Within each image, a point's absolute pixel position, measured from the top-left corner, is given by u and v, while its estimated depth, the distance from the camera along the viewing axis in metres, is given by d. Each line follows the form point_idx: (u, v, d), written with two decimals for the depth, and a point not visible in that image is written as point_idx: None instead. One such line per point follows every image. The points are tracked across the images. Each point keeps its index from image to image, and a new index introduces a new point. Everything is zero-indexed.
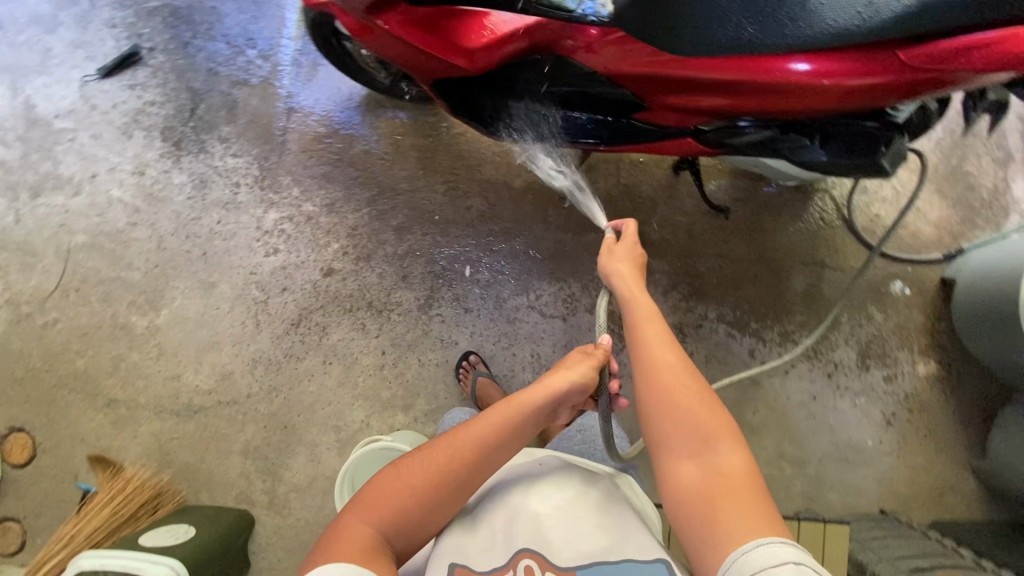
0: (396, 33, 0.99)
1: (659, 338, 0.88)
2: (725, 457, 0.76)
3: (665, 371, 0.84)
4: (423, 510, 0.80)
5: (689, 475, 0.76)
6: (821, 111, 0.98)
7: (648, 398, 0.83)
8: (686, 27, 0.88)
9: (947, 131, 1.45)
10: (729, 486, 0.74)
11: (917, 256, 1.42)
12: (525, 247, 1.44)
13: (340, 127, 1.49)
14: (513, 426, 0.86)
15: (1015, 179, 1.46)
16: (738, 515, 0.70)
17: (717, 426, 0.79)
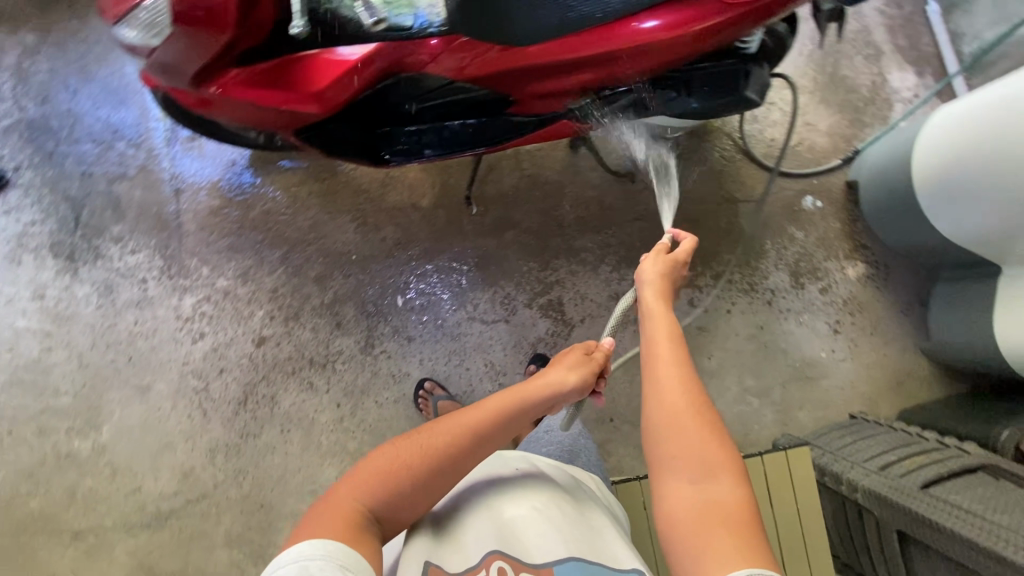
0: (239, 96, 0.97)
1: (676, 357, 0.81)
2: (727, 489, 0.70)
3: (683, 394, 0.78)
4: (417, 492, 0.77)
5: (683, 500, 0.71)
6: (672, 63, 1.01)
7: (659, 421, 0.77)
8: (519, 16, 0.91)
9: (815, 43, 1.49)
10: (724, 517, 0.68)
11: (818, 168, 1.46)
12: (449, 261, 1.43)
13: (232, 194, 1.45)
14: (512, 418, 0.84)
15: (890, 71, 1.51)
16: (730, 550, 0.64)
17: (718, 457, 0.73)
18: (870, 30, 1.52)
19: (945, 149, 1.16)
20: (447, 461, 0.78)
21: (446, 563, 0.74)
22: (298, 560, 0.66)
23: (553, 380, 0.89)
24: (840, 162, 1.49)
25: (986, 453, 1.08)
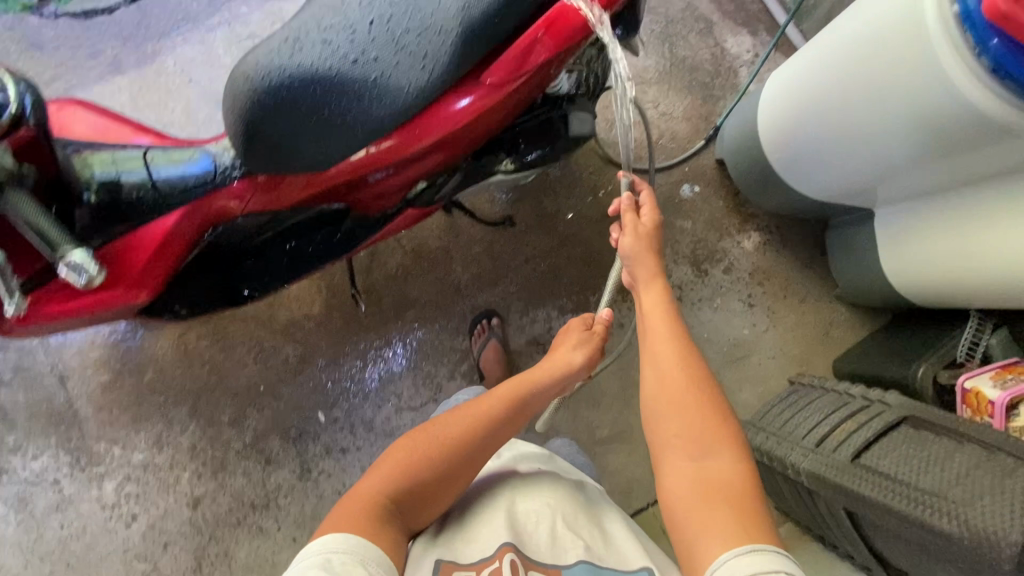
0: (58, 311, 0.93)
1: (672, 336, 0.83)
2: (729, 464, 0.72)
3: (677, 368, 0.80)
4: (436, 482, 0.76)
5: (684, 475, 0.72)
6: (484, 134, 0.96)
7: (656, 397, 0.79)
8: (299, 142, 0.83)
9: (644, 36, 1.50)
10: (727, 493, 0.69)
11: (686, 154, 1.46)
12: (359, 361, 1.38)
13: (120, 364, 1.38)
14: (527, 397, 0.85)
15: (726, 38, 1.51)
16: (734, 523, 0.66)
17: (717, 433, 0.74)
18: (694, 3, 1.52)
19: (790, 109, 1.09)
20: (464, 443, 0.78)
21: (459, 556, 0.71)
22: (323, 552, 0.65)
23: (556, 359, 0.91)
24: (706, 140, 1.49)
25: (907, 401, 1.07)
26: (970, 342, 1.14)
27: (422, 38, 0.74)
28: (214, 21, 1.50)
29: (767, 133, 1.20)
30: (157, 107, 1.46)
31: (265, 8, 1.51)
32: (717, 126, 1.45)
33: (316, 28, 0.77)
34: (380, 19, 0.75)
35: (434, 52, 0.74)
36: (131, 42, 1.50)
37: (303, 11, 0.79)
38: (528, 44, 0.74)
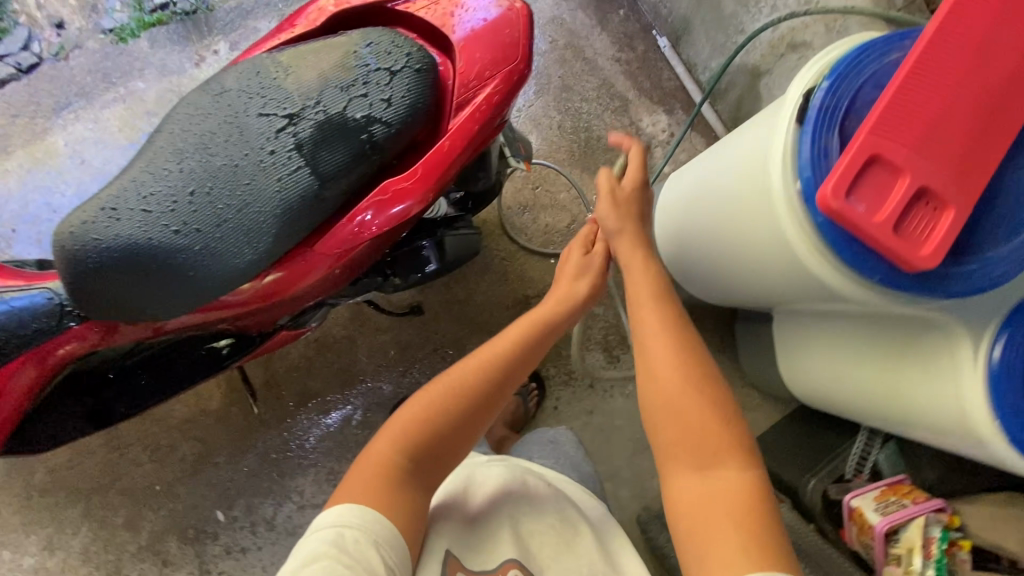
0: None
1: (661, 321, 0.80)
2: (739, 475, 0.68)
3: (663, 368, 0.76)
4: (457, 429, 0.79)
5: (689, 490, 0.69)
6: (331, 285, 0.91)
7: (652, 401, 0.75)
8: (131, 308, 0.76)
9: (557, 117, 1.47)
10: (728, 507, 0.66)
11: None
12: (260, 457, 1.34)
13: (11, 463, 1.34)
14: (538, 338, 0.86)
15: (642, 117, 1.48)
16: (745, 536, 0.64)
17: (716, 442, 0.70)
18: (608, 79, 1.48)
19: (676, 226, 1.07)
20: (480, 393, 0.80)
21: (465, 558, 0.77)
22: (336, 531, 0.68)
23: (559, 288, 0.91)
24: None
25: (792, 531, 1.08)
26: (859, 455, 1.15)
27: (244, 216, 0.71)
28: (109, 97, 1.44)
29: (657, 244, 1.16)
30: (45, 190, 1.40)
31: (162, 83, 1.45)
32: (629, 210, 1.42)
33: (135, 196, 0.73)
34: (200, 191, 0.71)
35: (259, 229, 0.71)
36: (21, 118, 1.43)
37: (123, 176, 0.74)
38: (358, 221, 0.71)
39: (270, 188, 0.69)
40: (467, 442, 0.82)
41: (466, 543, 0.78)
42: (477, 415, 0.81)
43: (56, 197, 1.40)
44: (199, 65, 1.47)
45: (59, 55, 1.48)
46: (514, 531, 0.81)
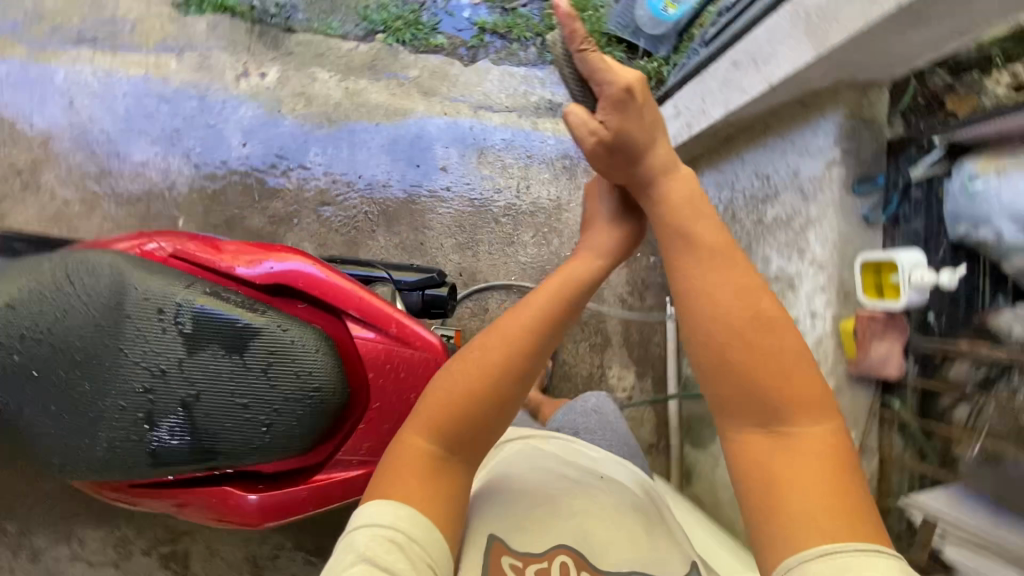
0: None
1: (710, 263, 0.64)
2: (812, 427, 0.57)
3: (724, 308, 0.61)
4: (482, 400, 0.65)
5: (759, 449, 0.58)
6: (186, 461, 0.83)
7: (695, 349, 0.62)
8: None
9: None
10: (818, 460, 0.55)
11: None
12: (59, 489, 1.23)
13: None
14: (571, 299, 0.73)
15: (611, 365, 1.42)
16: (833, 512, 0.52)
17: (799, 389, 0.58)
18: (605, 315, 1.41)
19: None
20: (501, 366, 0.66)
21: (510, 539, 0.65)
22: (371, 527, 0.56)
23: (598, 237, 0.80)
24: None
25: None
26: None
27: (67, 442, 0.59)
28: (135, 61, 1.33)
29: None
30: (16, 116, 1.28)
31: (195, 74, 1.35)
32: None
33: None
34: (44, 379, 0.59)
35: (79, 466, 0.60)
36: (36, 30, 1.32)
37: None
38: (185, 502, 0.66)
39: (99, 440, 0.59)
40: (510, 413, 0.68)
41: (513, 526, 0.67)
42: (497, 361, 0.66)
43: (24, 129, 1.28)
44: (240, 80, 1.36)
45: None
46: (550, 514, 0.69)
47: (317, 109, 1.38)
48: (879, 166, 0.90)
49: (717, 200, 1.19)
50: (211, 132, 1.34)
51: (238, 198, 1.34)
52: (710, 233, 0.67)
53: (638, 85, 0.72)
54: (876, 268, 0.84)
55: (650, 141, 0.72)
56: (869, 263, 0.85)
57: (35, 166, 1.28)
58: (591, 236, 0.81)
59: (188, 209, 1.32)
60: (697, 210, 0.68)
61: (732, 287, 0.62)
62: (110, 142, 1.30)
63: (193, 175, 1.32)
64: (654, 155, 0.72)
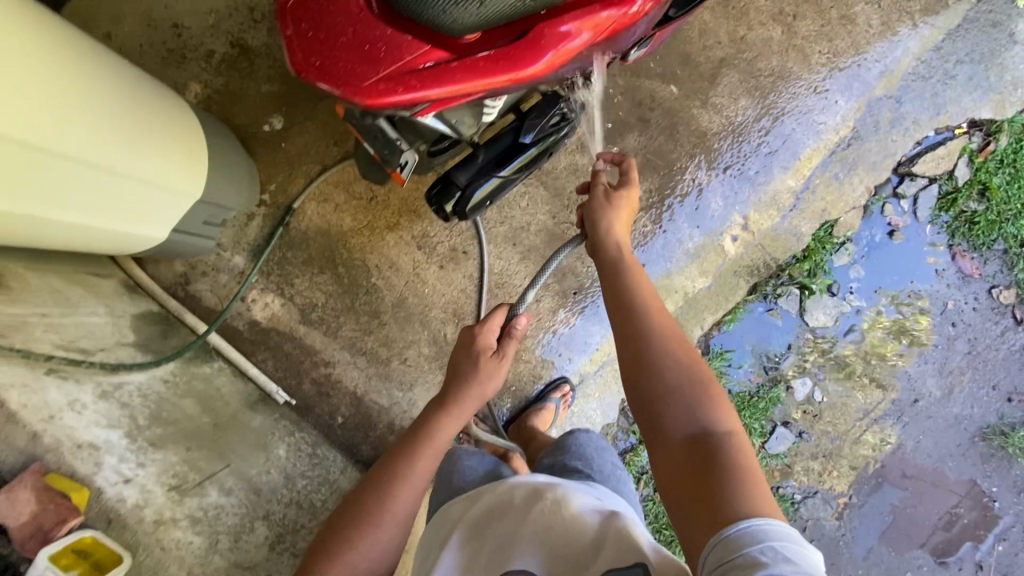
0: None
1: (665, 333, 0.89)
2: (723, 430, 0.79)
3: (668, 362, 0.85)
4: (374, 541, 0.90)
5: (673, 455, 0.78)
6: None
7: (638, 392, 0.85)
8: None
9: (376, 289, 1.40)
10: (710, 471, 0.74)
11: (305, 194, 1.36)
12: None
13: None
14: (435, 451, 0.96)
15: (287, 305, 1.39)
16: (717, 512, 0.69)
17: (708, 408, 0.81)
18: (326, 337, 1.39)
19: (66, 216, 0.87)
20: (385, 520, 0.91)
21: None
22: None
23: (485, 385, 1.00)
24: (288, 203, 1.37)
25: None
26: None
27: None
28: (803, 166, 1.47)
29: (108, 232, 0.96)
30: (821, 56, 1.46)
31: (773, 186, 1.46)
32: (287, 216, 1.36)
33: None
34: None
35: None
36: (870, 121, 1.49)
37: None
38: None
39: None
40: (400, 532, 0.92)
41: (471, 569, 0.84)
42: (387, 506, 0.92)
43: (810, 53, 1.45)
44: (737, 223, 1.46)
45: (877, 191, 1.56)
46: (503, 550, 0.83)
47: (676, 256, 1.45)
48: None
49: (326, 492, 1.17)
50: (715, 171, 1.44)
51: (655, 145, 1.43)
52: (652, 299, 0.93)
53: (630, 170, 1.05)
54: (94, 548, 0.77)
55: (622, 224, 1.01)
56: (96, 539, 0.77)
57: (778, 36, 1.45)
58: (458, 396, 0.99)
59: (670, 106, 1.43)
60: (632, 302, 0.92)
61: (665, 349, 0.86)
62: (759, 98, 1.45)
63: (691, 130, 1.44)
64: (622, 226, 1.01)
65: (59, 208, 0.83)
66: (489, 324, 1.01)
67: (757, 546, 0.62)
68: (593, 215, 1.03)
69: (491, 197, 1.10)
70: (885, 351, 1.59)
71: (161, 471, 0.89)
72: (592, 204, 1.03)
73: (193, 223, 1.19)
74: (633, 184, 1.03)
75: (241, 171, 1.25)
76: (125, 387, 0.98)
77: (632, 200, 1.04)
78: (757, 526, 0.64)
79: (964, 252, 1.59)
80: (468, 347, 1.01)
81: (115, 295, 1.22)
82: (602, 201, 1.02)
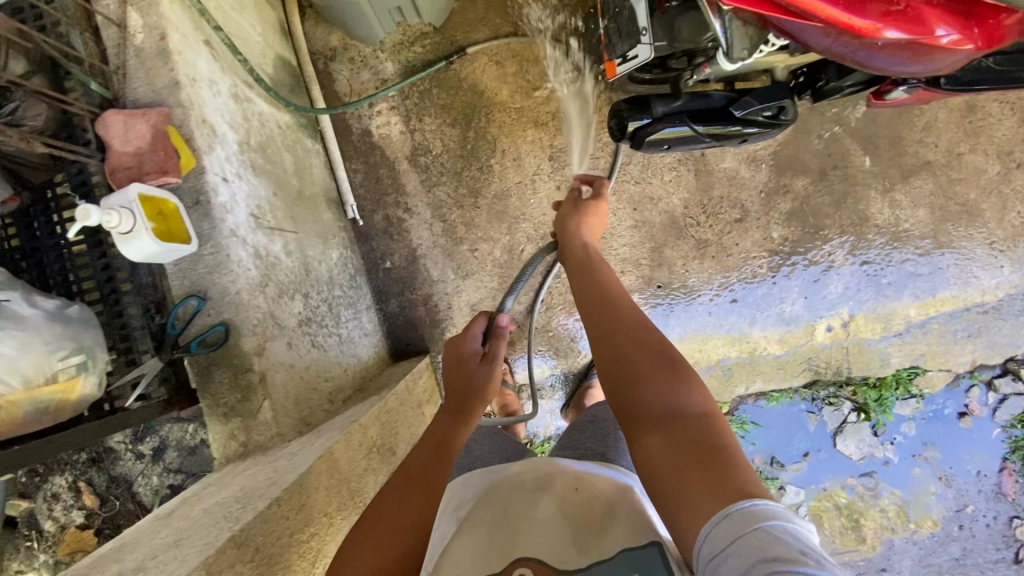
0: None
1: (626, 309, 0.76)
2: (699, 410, 0.65)
3: (632, 340, 0.72)
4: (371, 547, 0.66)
5: (652, 444, 0.63)
6: None
7: (612, 378, 0.71)
8: None
9: (490, 172, 1.35)
10: (697, 455, 0.59)
11: (484, 46, 1.30)
12: None
13: None
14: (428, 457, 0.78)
15: (404, 135, 1.34)
16: (715, 491, 0.55)
17: (675, 380, 0.67)
18: (421, 184, 1.35)
19: None
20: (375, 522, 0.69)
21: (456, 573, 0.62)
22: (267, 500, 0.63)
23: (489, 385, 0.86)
24: (464, 46, 1.31)
25: None
26: None
27: None
28: (933, 304, 1.41)
29: None
30: (1016, 217, 1.37)
31: (894, 305, 1.40)
32: (456, 55, 1.30)
33: None
34: None
35: None
36: (1017, 303, 1.42)
37: None
38: None
39: None
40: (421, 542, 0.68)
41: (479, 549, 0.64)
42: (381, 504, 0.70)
43: (1009, 208, 1.37)
44: (840, 316, 1.41)
45: (970, 372, 1.49)
46: (510, 528, 0.65)
47: (768, 312, 1.40)
48: (183, 337, 0.78)
49: (352, 318, 1.15)
50: (852, 259, 1.38)
51: (815, 203, 1.37)
52: (615, 282, 0.82)
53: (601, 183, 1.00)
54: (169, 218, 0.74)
55: (590, 219, 0.93)
56: (174, 211, 0.73)
57: (992, 174, 1.37)
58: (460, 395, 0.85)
59: (853, 175, 1.36)
60: (593, 288, 0.81)
61: (625, 329, 0.74)
62: (936, 219, 1.37)
63: (856, 210, 1.37)
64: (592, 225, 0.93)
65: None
66: (471, 332, 0.91)
67: (750, 526, 0.49)
68: (562, 223, 0.95)
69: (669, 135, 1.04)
70: (883, 512, 1.54)
71: (250, 195, 0.85)
72: (562, 216, 0.95)
73: (381, 3, 1.15)
74: (603, 198, 0.97)
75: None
76: (252, 105, 0.95)
77: (601, 213, 0.96)
78: (751, 508, 0.51)
79: (1013, 471, 1.53)
80: (453, 361, 0.89)
81: (272, 26, 1.17)
82: (570, 207, 0.95)
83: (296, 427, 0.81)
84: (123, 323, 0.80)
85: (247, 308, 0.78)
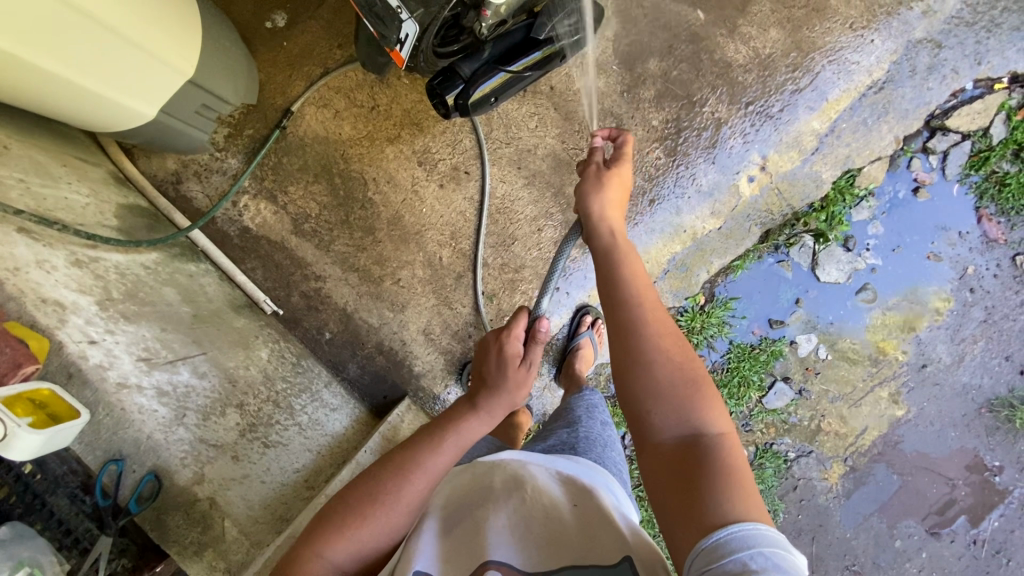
0: None
1: (657, 322, 0.80)
2: (714, 429, 0.70)
3: (657, 356, 0.76)
4: (360, 530, 0.71)
5: (657, 454, 0.70)
6: None
7: (630, 390, 0.75)
8: None
9: (376, 205, 1.35)
10: (698, 474, 0.65)
11: (307, 98, 1.31)
12: None
13: None
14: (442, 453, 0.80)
15: (280, 215, 1.34)
16: (699, 514, 0.61)
17: (696, 397, 0.73)
18: (317, 250, 1.34)
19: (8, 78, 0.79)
20: (368, 507, 0.72)
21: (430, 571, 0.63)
22: None
23: (516, 394, 0.90)
24: (286, 110, 1.31)
25: None
26: None
27: None
28: (830, 108, 1.40)
29: (58, 110, 0.93)
30: None
31: (797, 127, 1.39)
32: (285, 118, 1.30)
33: None
34: None
35: None
36: (906, 65, 1.41)
37: None
38: None
39: None
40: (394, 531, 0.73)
41: (450, 551, 0.65)
42: (382, 492, 0.74)
43: None
44: (754, 164, 1.40)
45: (902, 150, 1.48)
46: (481, 533, 0.65)
47: (688, 194, 1.39)
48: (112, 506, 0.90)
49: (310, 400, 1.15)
50: (736, 106, 1.37)
51: (674, 75, 1.36)
52: (646, 288, 0.84)
53: (623, 142, 0.94)
54: (49, 401, 0.79)
55: (608, 211, 0.91)
56: (52, 393, 0.79)
57: None
58: (490, 398, 0.87)
59: (695, 32, 1.36)
60: (621, 296, 0.82)
61: (651, 344, 0.77)
62: (791, 31, 1.37)
63: (715, 60, 1.36)
64: (617, 221, 0.92)
65: (39, 53, 0.77)
66: (513, 332, 0.91)
67: (745, 552, 0.55)
68: (582, 202, 0.93)
69: (492, 97, 1.06)
70: (894, 315, 1.52)
71: (132, 341, 0.91)
72: (581, 192, 0.93)
73: (184, 109, 1.14)
74: (624, 166, 0.93)
75: (234, 53, 1.17)
76: (101, 262, 0.97)
77: (625, 182, 0.93)
78: (744, 530, 0.57)
79: (991, 216, 1.51)
80: (495, 355, 0.91)
81: (101, 181, 1.18)
82: (592, 184, 0.92)
83: (272, 529, 0.96)
84: (59, 520, 0.93)
85: (167, 448, 0.90)
